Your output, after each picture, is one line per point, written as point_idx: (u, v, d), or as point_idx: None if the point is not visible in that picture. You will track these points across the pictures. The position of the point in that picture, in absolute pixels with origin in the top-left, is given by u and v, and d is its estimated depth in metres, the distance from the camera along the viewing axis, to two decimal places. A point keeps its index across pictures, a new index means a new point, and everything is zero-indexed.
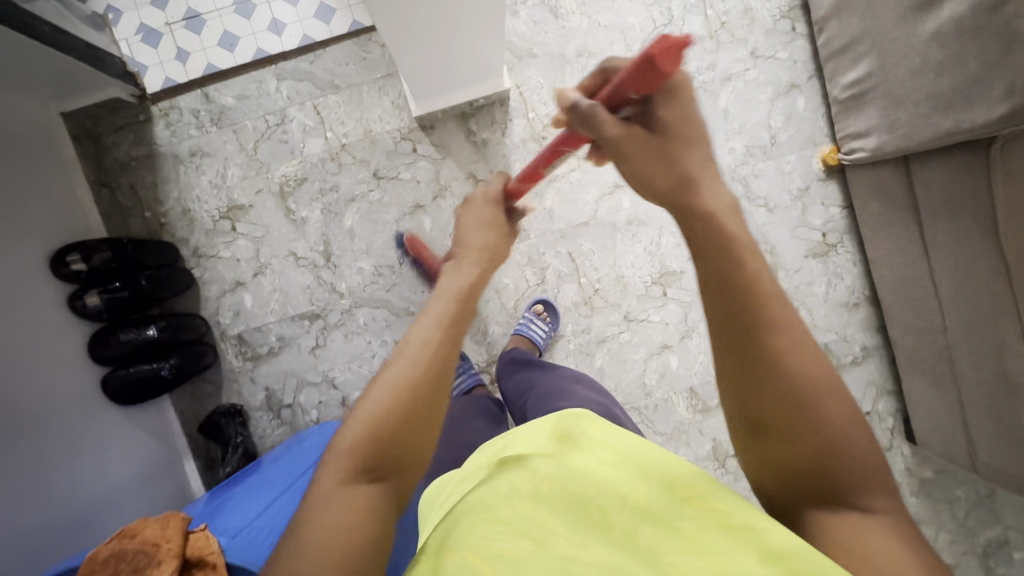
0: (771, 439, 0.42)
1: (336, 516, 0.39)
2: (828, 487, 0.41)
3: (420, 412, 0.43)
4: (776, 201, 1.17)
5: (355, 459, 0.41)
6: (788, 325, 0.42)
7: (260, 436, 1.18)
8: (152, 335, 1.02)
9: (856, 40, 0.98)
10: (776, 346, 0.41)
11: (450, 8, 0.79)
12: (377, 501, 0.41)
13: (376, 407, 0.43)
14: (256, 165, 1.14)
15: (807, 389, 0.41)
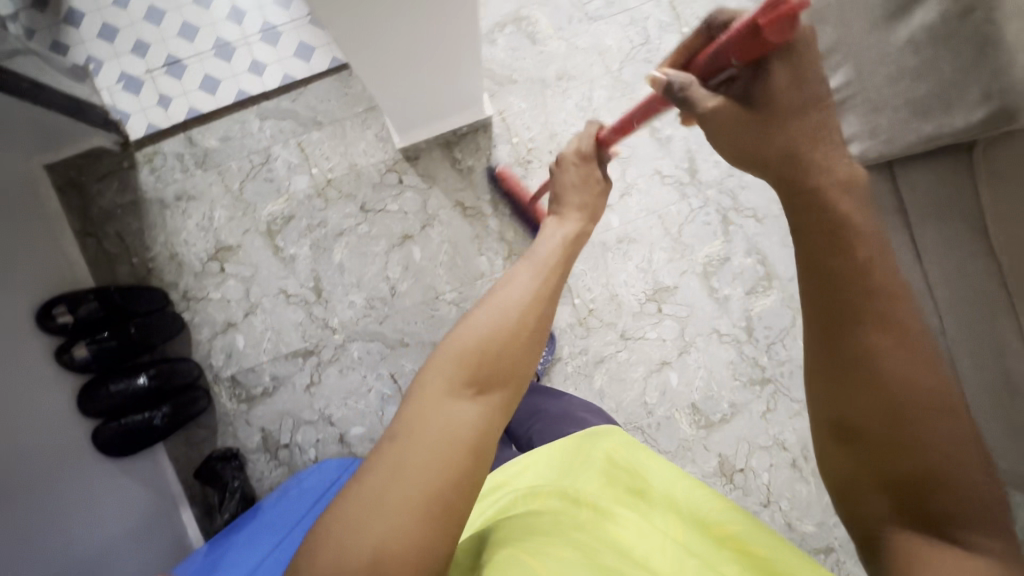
0: (859, 432, 0.44)
1: (451, 419, 0.43)
2: (922, 496, 0.41)
3: (523, 353, 0.49)
4: (765, 211, 1.17)
5: (464, 376, 0.46)
6: (902, 324, 0.43)
7: (258, 479, 1.15)
8: (142, 384, 1.01)
9: (831, 50, 0.99)
10: (881, 309, 0.43)
11: (426, 43, 0.79)
12: (485, 417, 0.44)
13: (474, 343, 0.48)
14: (242, 205, 1.14)
15: (905, 335, 0.43)
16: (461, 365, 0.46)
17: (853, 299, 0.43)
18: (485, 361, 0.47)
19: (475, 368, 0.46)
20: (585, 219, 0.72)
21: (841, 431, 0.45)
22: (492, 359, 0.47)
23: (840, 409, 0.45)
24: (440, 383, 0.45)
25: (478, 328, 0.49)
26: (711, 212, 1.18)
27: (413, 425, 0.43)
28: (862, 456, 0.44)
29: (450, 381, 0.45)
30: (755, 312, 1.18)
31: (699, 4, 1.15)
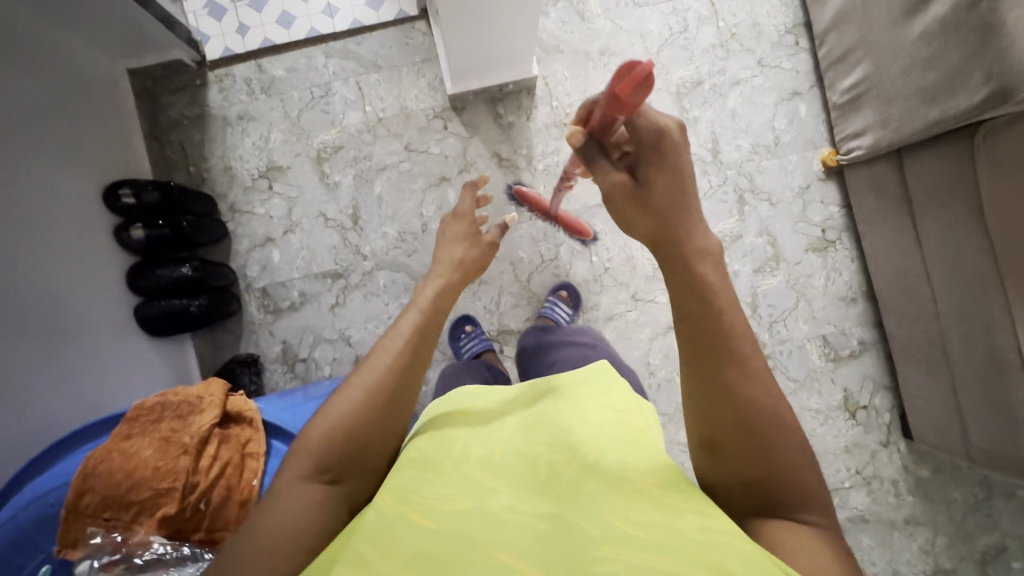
0: (727, 449, 0.49)
1: (292, 508, 0.48)
2: (769, 495, 0.48)
3: (376, 432, 0.53)
4: (779, 196, 1.25)
5: (315, 461, 0.50)
6: (745, 382, 0.48)
7: (272, 389, 1.21)
8: (186, 273, 1.06)
9: (852, 48, 1.09)
10: (736, 352, 0.48)
11: None
12: (328, 503, 0.50)
13: (330, 427, 0.52)
14: (298, 131, 1.23)
15: (747, 369, 0.49)
16: (307, 456, 0.51)
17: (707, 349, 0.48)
18: (332, 449, 0.51)
19: (323, 455, 0.50)
20: (469, 248, 0.75)
21: (709, 445, 0.50)
22: (336, 446, 0.51)
23: (713, 430, 0.49)
24: (293, 475, 0.50)
25: (333, 417, 0.52)
26: (728, 190, 1.25)
27: (260, 520, 0.47)
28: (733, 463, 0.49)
29: (297, 471, 0.50)
30: (760, 290, 1.25)
31: (736, 3, 1.26)
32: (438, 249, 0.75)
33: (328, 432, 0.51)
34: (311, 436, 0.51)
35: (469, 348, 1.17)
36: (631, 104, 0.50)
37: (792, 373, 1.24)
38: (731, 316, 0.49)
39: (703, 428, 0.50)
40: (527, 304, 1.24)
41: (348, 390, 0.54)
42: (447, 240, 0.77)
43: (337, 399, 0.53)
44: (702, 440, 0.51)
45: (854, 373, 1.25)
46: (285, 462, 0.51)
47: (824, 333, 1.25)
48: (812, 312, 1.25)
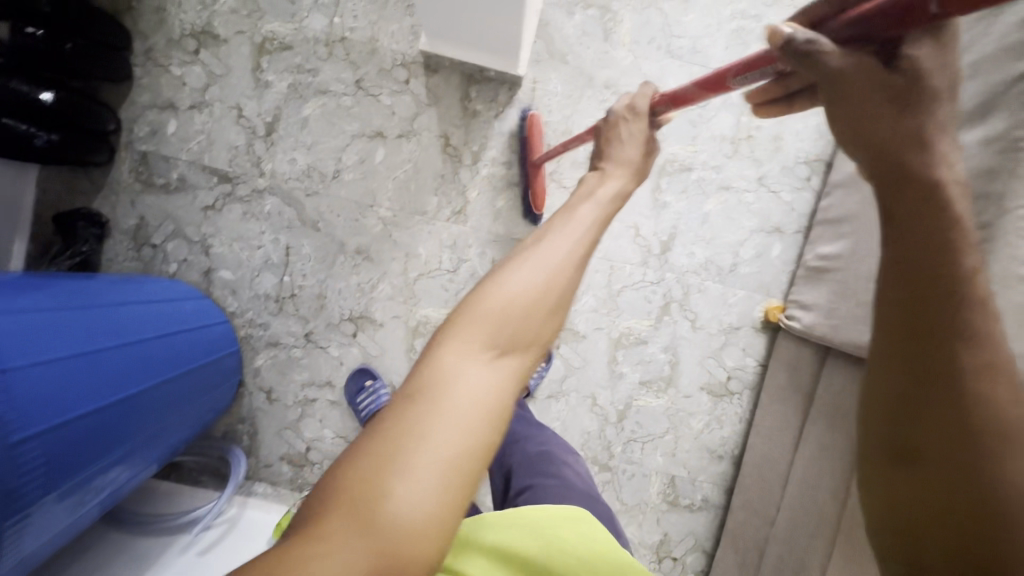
0: (928, 457, 0.44)
1: (470, 391, 0.37)
2: (972, 539, 0.41)
3: (545, 320, 0.43)
4: (704, 322, 1.14)
5: (479, 338, 0.40)
6: (975, 343, 0.43)
7: (109, 259, 1.11)
8: (45, 101, 0.91)
9: (847, 218, 0.95)
10: (951, 322, 0.43)
11: None
12: (506, 381, 0.39)
13: (508, 298, 0.42)
14: (251, 7, 1.07)
15: (1017, 440, 0.42)
16: (472, 328, 0.40)
17: (936, 328, 0.43)
18: (501, 325, 0.41)
19: (496, 326, 0.41)
20: (630, 177, 0.59)
21: (904, 450, 0.45)
22: (508, 321, 0.41)
23: (922, 421, 0.44)
24: (461, 350, 0.39)
25: (502, 290, 0.42)
26: (658, 292, 1.13)
27: (430, 399, 0.37)
28: (921, 481, 0.44)
29: (460, 346, 0.40)
30: (636, 403, 1.15)
31: None
32: (609, 146, 0.63)
33: (504, 300, 0.42)
34: (478, 311, 0.41)
35: (359, 400, 1.08)
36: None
37: (623, 496, 1.16)
38: (982, 386, 0.42)
39: (900, 434, 0.45)
40: (402, 302, 1.13)
41: (525, 268, 0.44)
42: (607, 159, 0.61)
43: (502, 285, 0.42)
44: (896, 446, 0.46)
45: (681, 524, 1.17)
46: (442, 337, 0.41)
47: (674, 474, 1.16)
48: (673, 448, 1.16)
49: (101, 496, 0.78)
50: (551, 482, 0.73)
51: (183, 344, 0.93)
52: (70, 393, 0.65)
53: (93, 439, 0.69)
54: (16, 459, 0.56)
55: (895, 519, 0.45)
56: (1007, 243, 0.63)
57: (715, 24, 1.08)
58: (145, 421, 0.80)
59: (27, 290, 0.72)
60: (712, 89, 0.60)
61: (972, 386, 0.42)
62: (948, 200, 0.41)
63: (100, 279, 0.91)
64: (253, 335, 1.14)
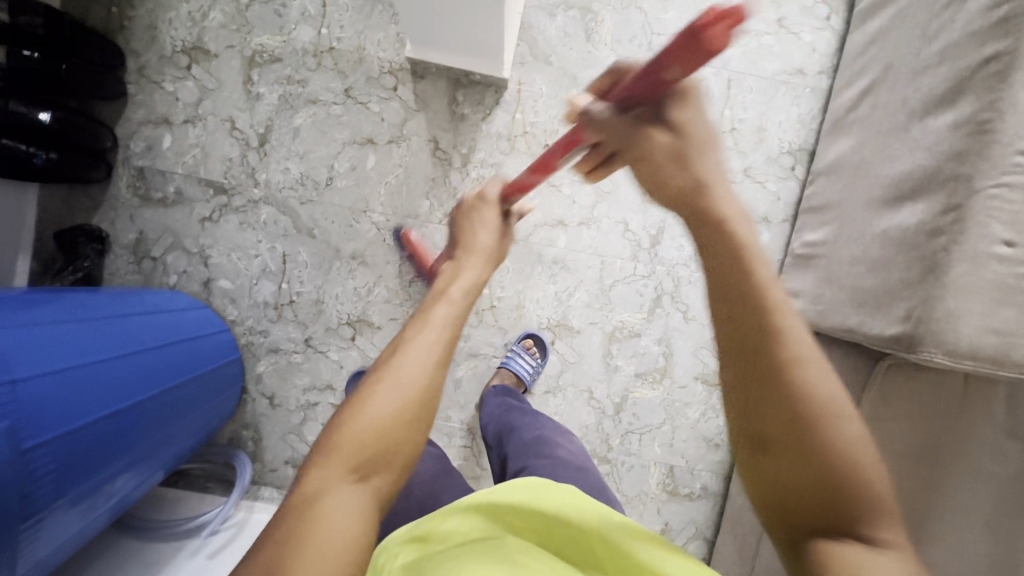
0: (775, 449, 0.44)
1: (337, 518, 0.41)
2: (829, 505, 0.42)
3: (408, 438, 0.47)
4: (696, 313, 1.15)
5: (344, 462, 0.44)
6: (787, 336, 0.45)
7: (110, 273, 1.13)
8: (43, 121, 0.93)
9: (830, 205, 0.97)
10: (765, 328, 0.45)
11: None
12: (368, 501, 0.44)
13: (374, 420, 0.46)
14: (240, 21, 1.09)
15: (837, 412, 0.43)
16: (340, 456, 0.44)
17: (755, 337, 0.44)
18: (364, 448, 0.45)
19: (356, 453, 0.44)
20: (484, 264, 0.68)
21: (756, 441, 0.45)
22: (367, 443, 0.45)
23: (763, 421, 0.44)
24: (326, 477, 0.43)
25: (365, 414, 0.46)
26: (649, 285, 1.15)
27: (298, 533, 0.40)
28: (779, 471, 0.43)
29: (323, 469, 0.44)
30: (632, 395, 1.17)
31: (752, 97, 1.11)
32: (467, 233, 0.73)
33: (373, 422, 0.46)
34: (342, 437, 0.45)
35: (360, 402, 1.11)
36: (705, 51, 0.42)
37: (624, 487, 1.18)
38: (803, 374, 0.43)
39: (754, 425, 0.45)
40: (398, 305, 1.15)
41: (385, 391, 0.48)
42: (462, 248, 0.70)
43: (370, 402, 0.47)
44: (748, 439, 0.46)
45: (681, 513, 1.19)
46: (308, 465, 0.45)
47: (673, 464, 1.18)
48: (670, 439, 1.18)
49: (109, 503, 0.80)
50: (545, 463, 0.76)
51: (185, 353, 0.95)
52: (76, 402, 0.67)
53: (99, 446, 0.71)
54: (27, 467, 0.58)
55: (764, 498, 0.45)
56: (978, 224, 0.65)
57: None
58: (150, 428, 0.82)
59: (30, 305, 0.74)
60: (542, 173, 0.74)
61: (791, 376, 0.43)
62: (743, 248, 0.47)
63: (102, 292, 0.93)
64: (254, 343, 1.16)
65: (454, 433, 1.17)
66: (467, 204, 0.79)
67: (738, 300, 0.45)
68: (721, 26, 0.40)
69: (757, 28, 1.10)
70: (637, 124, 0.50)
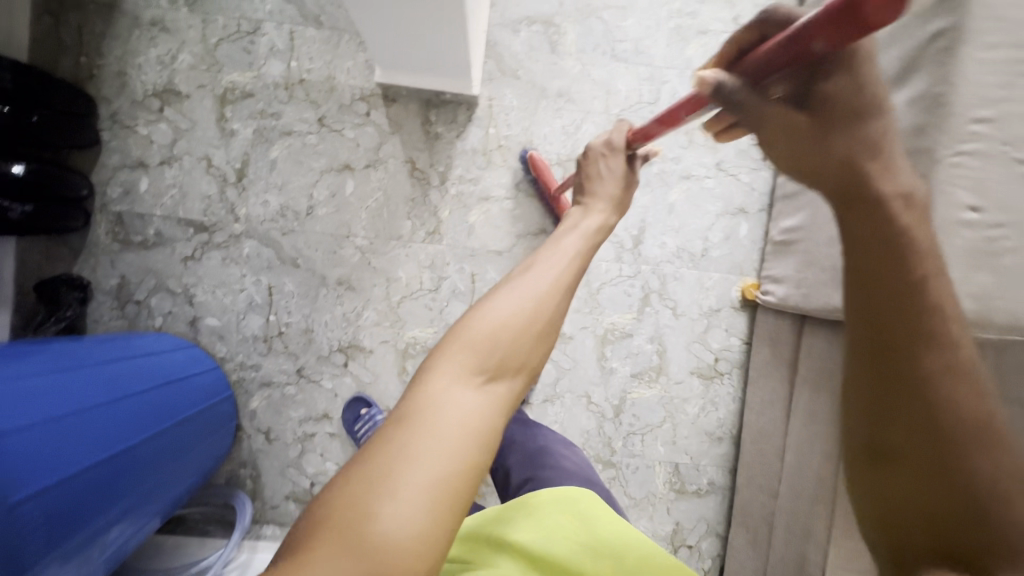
0: (896, 457, 0.44)
1: (457, 407, 0.40)
2: (956, 531, 0.41)
3: (533, 350, 0.46)
4: (684, 309, 1.16)
5: (469, 363, 0.43)
6: (951, 347, 0.43)
7: (94, 321, 1.12)
8: (16, 174, 0.93)
9: (801, 190, 0.99)
10: (911, 329, 0.43)
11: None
12: (495, 406, 0.42)
13: (483, 329, 0.45)
14: (209, 61, 1.11)
15: (988, 439, 0.42)
16: (462, 356, 0.43)
17: (904, 333, 0.43)
18: (490, 351, 0.44)
19: (483, 354, 0.43)
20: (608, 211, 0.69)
21: (873, 453, 0.45)
22: (495, 348, 0.44)
23: (883, 431, 0.44)
24: (447, 374, 0.42)
25: (481, 325, 0.45)
26: (636, 284, 1.16)
27: (420, 420, 0.39)
28: (903, 481, 0.44)
29: (449, 371, 0.42)
30: (630, 396, 1.17)
31: None
32: (592, 180, 0.74)
33: (483, 333, 0.45)
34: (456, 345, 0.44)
35: (356, 428, 1.09)
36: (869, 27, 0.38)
37: (631, 490, 1.17)
38: (944, 386, 0.42)
39: (870, 435, 0.45)
40: (388, 327, 1.14)
41: (502, 306, 0.47)
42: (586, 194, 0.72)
43: (476, 315, 0.46)
44: (860, 448, 0.46)
45: (691, 511, 1.18)
46: (430, 366, 0.43)
47: (677, 461, 1.18)
48: (672, 437, 1.17)
49: (105, 555, 0.78)
50: (550, 474, 0.75)
51: (176, 394, 0.94)
52: (64, 453, 0.66)
53: (92, 494, 0.69)
54: (15, 522, 0.57)
55: (882, 516, 0.45)
56: (944, 193, 0.66)
57: (654, 25, 1.14)
58: (144, 473, 0.81)
59: (12, 359, 0.73)
60: (668, 124, 0.69)
61: (934, 389, 0.43)
62: (908, 238, 0.43)
63: (87, 340, 0.92)
64: (245, 378, 1.15)
65: None
66: (588, 156, 0.78)
67: (885, 272, 0.43)
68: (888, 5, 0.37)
69: (715, 28, 1.14)
70: (769, 98, 0.44)
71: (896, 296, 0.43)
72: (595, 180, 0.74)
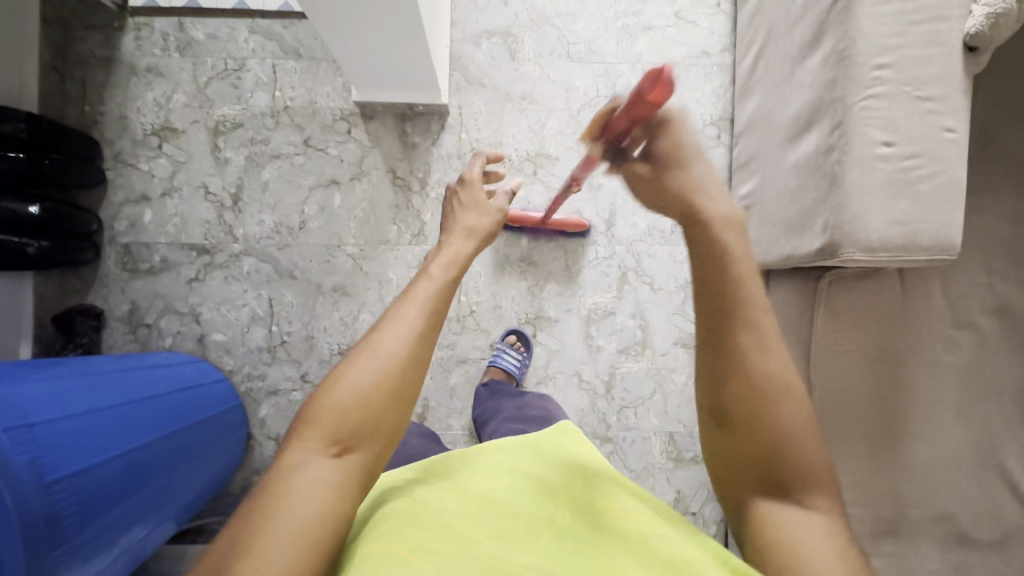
0: (732, 423, 0.53)
1: (306, 484, 0.49)
2: (773, 476, 0.51)
3: (390, 410, 0.53)
4: (661, 283, 1.23)
5: (322, 436, 0.51)
6: (755, 327, 0.53)
7: (109, 346, 1.19)
8: (33, 213, 1.03)
9: (752, 158, 1.08)
10: (743, 318, 0.53)
11: (381, 21, 0.87)
12: (345, 474, 0.51)
13: (339, 402, 0.52)
14: (201, 98, 1.22)
15: (786, 395, 0.52)
16: (319, 428, 0.51)
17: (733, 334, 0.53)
18: (345, 419, 0.52)
19: (334, 427, 0.51)
20: (471, 242, 0.67)
21: (719, 416, 0.54)
22: (348, 415, 0.52)
23: (727, 400, 0.53)
24: (304, 449, 0.51)
25: (338, 393, 0.53)
26: (613, 265, 1.23)
27: (277, 496, 0.48)
28: (734, 442, 0.53)
29: (307, 445, 0.51)
30: (619, 371, 1.22)
31: None
32: (451, 216, 0.72)
33: (337, 406, 0.52)
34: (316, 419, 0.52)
35: None
36: (652, 102, 0.59)
37: (630, 462, 1.22)
38: (762, 353, 0.53)
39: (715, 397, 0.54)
40: None
41: (361, 363, 0.54)
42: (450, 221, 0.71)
43: (336, 386, 0.53)
44: (711, 412, 0.55)
45: (690, 478, 1.22)
46: (293, 439, 0.52)
47: (671, 431, 1.22)
48: (664, 407, 1.22)
49: (127, 552, 0.81)
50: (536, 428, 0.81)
51: (186, 401, 1.00)
52: (86, 444, 0.71)
53: (116, 485, 0.74)
54: (52, 498, 0.63)
55: (717, 466, 0.55)
56: (859, 134, 0.74)
57: (603, 26, 1.24)
58: (161, 469, 0.85)
59: (35, 370, 0.80)
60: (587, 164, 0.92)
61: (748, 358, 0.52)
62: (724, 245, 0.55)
63: (102, 357, 0.98)
64: (253, 388, 1.21)
65: (458, 440, 1.21)
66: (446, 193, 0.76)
67: (721, 286, 0.54)
68: (661, 89, 0.57)
69: (660, 23, 1.24)
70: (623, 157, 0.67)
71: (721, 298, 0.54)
72: (449, 216, 0.72)
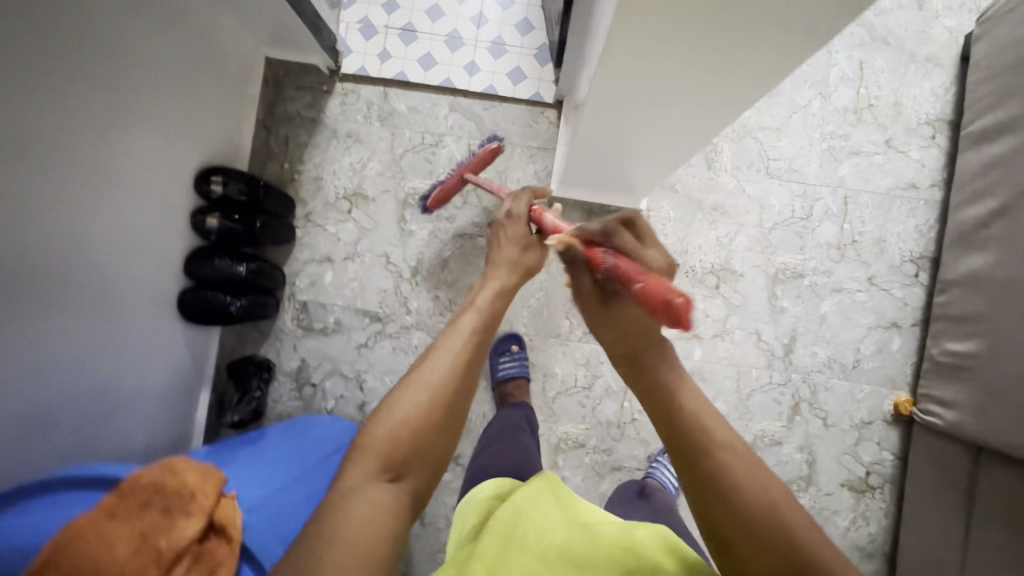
0: (738, 551, 0.43)
1: (363, 510, 0.43)
2: None
3: (441, 433, 0.49)
4: (835, 419, 1.18)
5: (377, 462, 0.45)
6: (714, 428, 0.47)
7: (274, 400, 1.21)
8: (239, 273, 1.06)
9: (971, 317, 1.02)
10: (693, 429, 0.47)
11: (642, 150, 0.86)
12: (402, 502, 0.45)
13: (386, 432, 0.47)
14: (395, 169, 1.23)
15: (780, 508, 0.43)
16: (371, 454, 0.46)
17: (690, 451, 0.46)
18: (398, 444, 0.46)
19: (388, 453, 0.46)
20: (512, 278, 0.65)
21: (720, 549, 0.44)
22: (401, 443, 0.46)
23: (715, 525, 0.44)
24: (356, 474, 0.45)
25: (390, 418, 0.47)
26: (786, 393, 1.19)
27: (328, 529, 0.41)
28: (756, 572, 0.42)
29: (363, 470, 0.45)
30: None
31: (870, 211, 1.19)
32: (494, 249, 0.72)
33: (384, 434, 0.47)
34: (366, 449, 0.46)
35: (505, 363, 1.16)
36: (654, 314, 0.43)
37: None
38: (734, 457, 0.45)
39: (711, 532, 0.45)
40: (542, 420, 1.20)
41: (406, 393, 0.49)
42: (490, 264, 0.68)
43: (380, 418, 0.48)
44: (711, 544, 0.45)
45: None
46: (342, 468, 0.46)
47: None
48: None
49: None
50: None
51: None
52: None
53: None
54: None
55: None
56: None
57: (808, 146, 1.20)
58: None
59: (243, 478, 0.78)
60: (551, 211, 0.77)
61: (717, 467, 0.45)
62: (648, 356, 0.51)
63: (277, 435, 0.96)
64: None
65: None
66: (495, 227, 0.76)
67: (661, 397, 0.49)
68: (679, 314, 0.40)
69: (867, 149, 1.20)
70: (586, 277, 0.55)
71: (679, 431, 0.47)
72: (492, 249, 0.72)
